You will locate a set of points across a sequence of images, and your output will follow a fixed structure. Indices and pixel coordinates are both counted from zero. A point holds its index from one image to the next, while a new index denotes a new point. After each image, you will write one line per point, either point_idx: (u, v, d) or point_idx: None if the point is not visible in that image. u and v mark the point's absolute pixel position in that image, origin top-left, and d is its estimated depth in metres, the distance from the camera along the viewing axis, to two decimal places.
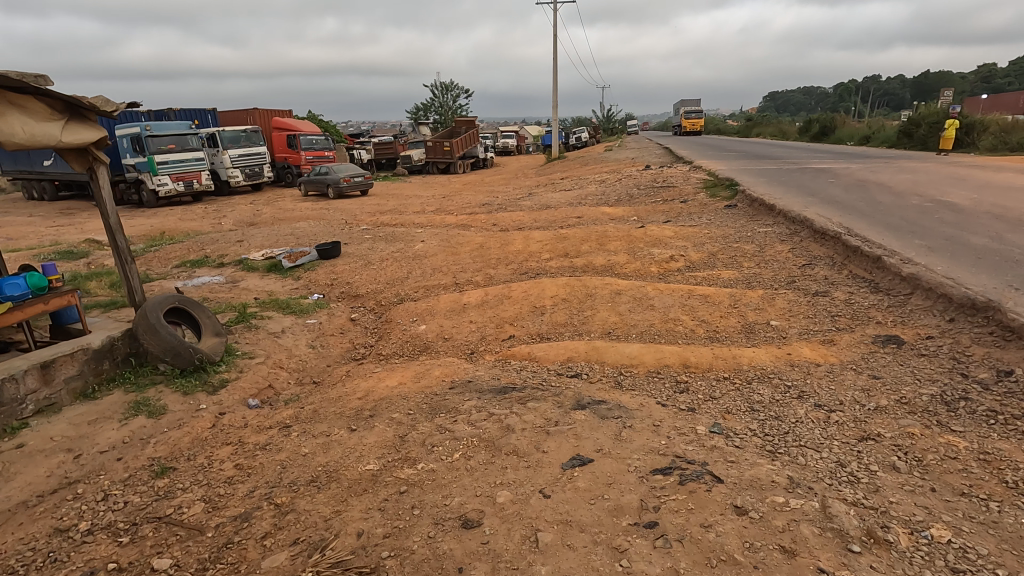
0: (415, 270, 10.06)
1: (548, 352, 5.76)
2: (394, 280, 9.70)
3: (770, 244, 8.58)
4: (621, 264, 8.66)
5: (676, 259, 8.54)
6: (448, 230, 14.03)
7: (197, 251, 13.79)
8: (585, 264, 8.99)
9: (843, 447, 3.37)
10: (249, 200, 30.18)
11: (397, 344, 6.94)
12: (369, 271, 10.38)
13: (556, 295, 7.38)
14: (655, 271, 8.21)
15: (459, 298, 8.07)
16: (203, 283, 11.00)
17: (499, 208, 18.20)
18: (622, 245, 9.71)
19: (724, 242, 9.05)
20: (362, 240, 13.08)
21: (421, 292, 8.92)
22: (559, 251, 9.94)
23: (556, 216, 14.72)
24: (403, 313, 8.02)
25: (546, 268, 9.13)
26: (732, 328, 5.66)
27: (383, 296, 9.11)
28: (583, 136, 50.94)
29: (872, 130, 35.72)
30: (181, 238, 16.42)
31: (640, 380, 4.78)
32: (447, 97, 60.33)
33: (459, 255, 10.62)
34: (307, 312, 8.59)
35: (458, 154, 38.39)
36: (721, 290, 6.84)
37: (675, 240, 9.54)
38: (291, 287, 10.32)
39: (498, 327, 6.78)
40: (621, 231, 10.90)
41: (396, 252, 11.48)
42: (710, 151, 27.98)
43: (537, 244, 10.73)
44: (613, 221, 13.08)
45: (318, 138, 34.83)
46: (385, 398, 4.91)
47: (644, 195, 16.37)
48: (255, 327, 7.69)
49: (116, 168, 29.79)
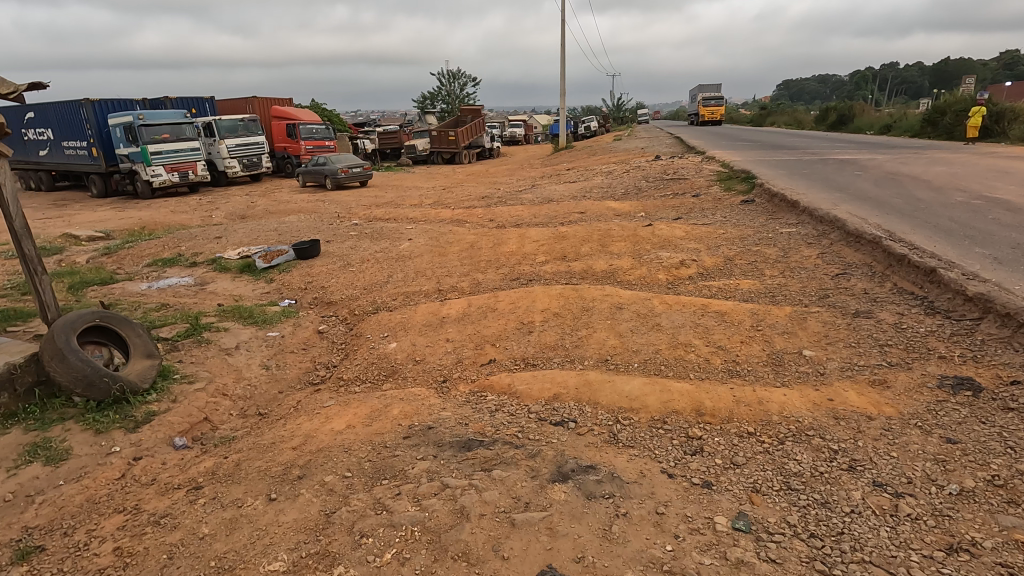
0: (397, 274, 9.11)
1: (532, 385, 4.77)
2: (373, 286, 8.74)
3: (796, 248, 7.51)
4: (624, 270, 7.64)
5: (688, 264, 7.50)
6: (441, 227, 13.03)
7: (172, 248, 12.92)
8: (584, 269, 7.97)
9: (925, 566, 2.37)
10: (246, 191, 29.29)
11: (362, 366, 5.98)
12: (346, 275, 9.43)
13: (547, 309, 6.39)
14: (664, 280, 7.17)
15: (438, 310, 7.09)
16: (170, 285, 10.11)
17: (499, 202, 17.15)
18: (626, 247, 8.67)
19: (742, 246, 7.98)
20: (347, 237, 12.13)
21: (399, 301, 7.96)
22: (556, 254, 8.92)
23: (558, 211, 13.66)
24: (375, 326, 7.06)
25: (540, 273, 8.13)
26: (756, 358, 4.63)
27: (357, 304, 8.14)
28: (592, 125, 49.61)
29: (894, 118, 34.15)
30: (162, 233, 15.59)
31: (640, 432, 3.79)
32: (453, 85, 59.16)
33: (447, 256, 9.64)
34: (270, 323, 7.66)
35: (463, 144, 37.37)
36: (740, 306, 5.80)
37: (686, 242, 8.46)
38: (261, 291, 9.39)
39: (477, 348, 5.80)
40: (626, 230, 9.84)
41: (380, 251, 10.53)
42: (724, 140, 26.65)
43: (532, 244, 9.70)
44: (618, 218, 11.99)
45: (318, 128, 33.66)
46: (325, 450, 3.95)
47: (653, 188, 15.23)
48: (204, 343, 6.76)
49: (111, 158, 29.03)
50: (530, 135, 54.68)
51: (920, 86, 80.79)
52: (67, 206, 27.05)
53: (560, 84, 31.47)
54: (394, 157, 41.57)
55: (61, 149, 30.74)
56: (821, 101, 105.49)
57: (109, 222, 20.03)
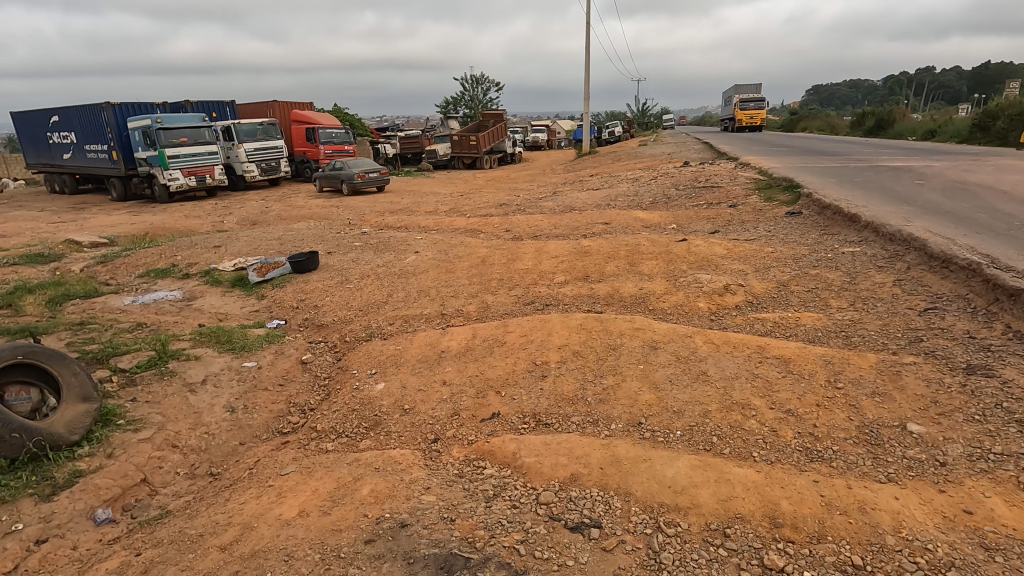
0: (399, 292, 8.14)
1: (543, 457, 3.68)
2: (370, 306, 7.77)
3: (863, 273, 6.29)
4: (657, 296, 6.52)
5: (733, 291, 6.35)
6: (453, 238, 12.05)
7: (170, 257, 12.19)
8: (609, 292, 6.86)
9: None
10: (262, 196, 28.85)
11: (341, 414, 4.97)
12: (343, 292, 8.49)
13: (565, 345, 5.30)
14: (705, 310, 6.02)
15: (438, 340, 6.08)
16: (156, 300, 9.32)
17: (517, 210, 16.09)
18: (659, 267, 7.53)
19: (797, 268, 6.78)
20: (351, 248, 11.22)
21: (398, 326, 6.97)
22: (576, 273, 7.83)
23: (579, 221, 12.56)
24: (365, 359, 6.07)
25: (557, 296, 7.07)
26: (843, 432, 3.47)
27: (350, 329, 7.17)
28: (616, 130, 48.44)
29: (938, 122, 32.26)
30: (165, 239, 14.93)
31: (692, 554, 2.68)
32: (477, 90, 58.68)
33: (455, 273, 8.64)
34: (249, 349, 6.74)
35: (484, 149, 36.57)
36: (808, 349, 4.62)
37: (729, 262, 7.29)
38: (250, 310, 8.51)
39: (479, 396, 4.74)
40: (657, 245, 8.71)
41: (383, 265, 9.59)
42: (755, 146, 25.34)
43: (551, 260, 8.62)
44: (646, 230, 10.84)
45: (336, 131, 33.06)
46: (260, 559, 2.92)
47: (684, 197, 14.03)
48: (166, 376, 5.84)
49: (130, 162, 28.92)
50: (553, 140, 53.58)
51: (959, 91, 77.50)
52: (85, 210, 26.91)
53: (585, 87, 30.29)
54: (415, 162, 40.97)
55: (83, 152, 30.79)
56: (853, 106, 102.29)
57: (120, 227, 19.56)
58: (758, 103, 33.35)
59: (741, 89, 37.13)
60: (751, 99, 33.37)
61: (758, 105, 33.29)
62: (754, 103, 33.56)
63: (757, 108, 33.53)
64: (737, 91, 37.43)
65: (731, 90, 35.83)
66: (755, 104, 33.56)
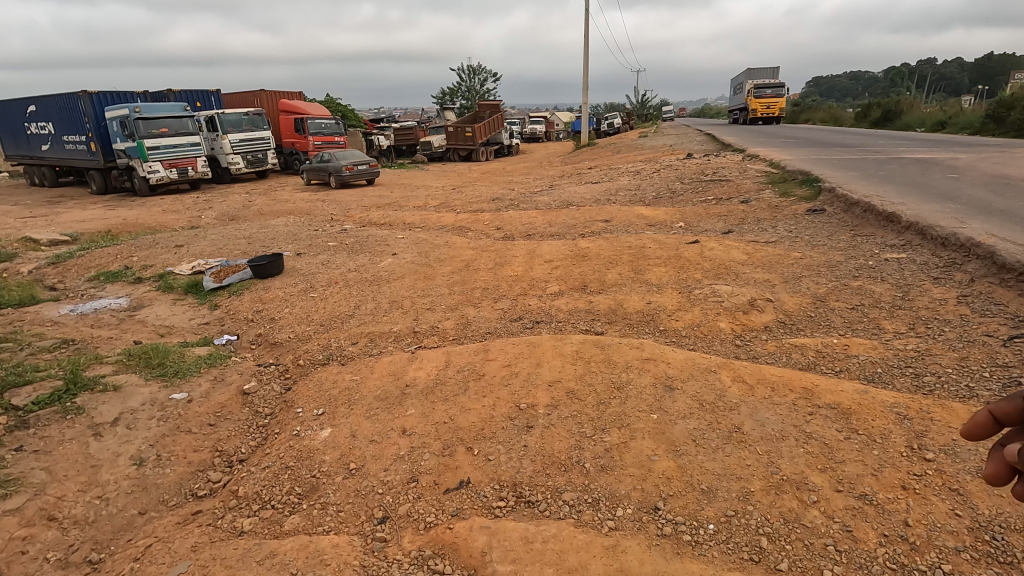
0: (369, 303, 7.07)
1: (522, 566, 2.63)
2: (334, 320, 6.71)
3: (918, 287, 5.22)
4: (669, 313, 5.46)
5: (760, 307, 5.28)
6: (438, 237, 10.99)
7: (127, 257, 11.09)
8: (611, 307, 5.79)
9: None
10: (246, 189, 27.68)
11: (272, 472, 3.90)
12: (305, 301, 7.41)
13: (558, 382, 4.22)
14: (727, 333, 4.96)
15: (403, 370, 5.00)
16: (97, 309, 8.24)
17: (510, 206, 14.93)
18: (668, 274, 6.47)
19: (834, 279, 5.72)
20: (324, 249, 10.13)
21: (361, 348, 5.90)
22: (572, 282, 6.76)
23: (577, 218, 11.50)
24: (316, 391, 5.01)
25: (548, 310, 6.01)
26: (951, 540, 2.43)
27: (306, 349, 6.11)
28: (616, 122, 47.31)
29: (948, 114, 31.17)
30: (130, 236, 13.82)
31: None
32: (474, 81, 57.50)
33: (436, 279, 7.57)
34: (182, 375, 5.67)
35: (480, 140, 35.40)
36: (872, 395, 3.56)
37: (751, 271, 6.23)
38: (199, 323, 7.46)
39: (444, 454, 3.67)
40: (665, 248, 7.65)
41: (356, 269, 8.51)
42: (760, 137, 24.22)
43: (544, 265, 7.55)
44: (651, 229, 9.78)
45: (326, 122, 31.79)
46: None
47: (690, 191, 12.95)
48: (69, 415, 4.78)
49: (109, 154, 27.70)
50: (551, 131, 52.23)
51: (962, 83, 76.13)
52: (61, 204, 25.73)
53: (583, 78, 29.04)
54: (409, 153, 39.83)
55: (61, 143, 29.56)
56: (855, 98, 101.18)
57: (91, 223, 18.44)
58: (774, 89, 30.71)
59: (755, 75, 34.72)
60: (767, 86, 30.63)
61: (775, 92, 30.36)
62: (771, 89, 30.75)
63: (773, 96, 30.67)
64: (748, 78, 35.29)
65: (743, 75, 33.39)
66: (771, 91, 30.71)
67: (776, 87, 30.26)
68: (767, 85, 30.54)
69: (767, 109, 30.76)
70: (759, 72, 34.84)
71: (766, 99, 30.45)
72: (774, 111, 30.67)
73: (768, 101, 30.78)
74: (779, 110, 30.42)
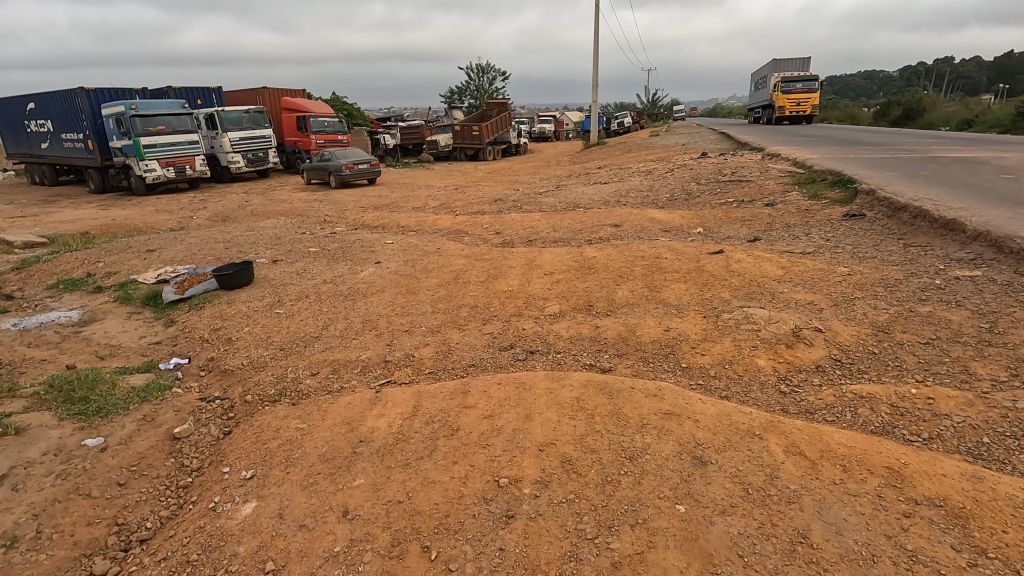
0: (340, 322, 6.11)
1: None
2: (296, 343, 5.74)
3: (1009, 316, 4.14)
4: (692, 345, 4.44)
5: (808, 339, 4.25)
6: (432, 242, 10.05)
7: (95, 262, 10.22)
8: (622, 334, 4.78)
9: None
10: (245, 188, 26.90)
11: (168, 567, 2.95)
12: (269, 319, 6.47)
13: (551, 446, 3.22)
14: (768, 374, 3.94)
15: (361, 416, 4.01)
16: (43, 324, 7.36)
17: (512, 208, 13.88)
18: (688, 293, 5.46)
19: (895, 301, 4.66)
20: (304, 255, 9.21)
21: (320, 381, 4.92)
22: (575, 300, 5.73)
23: (584, 222, 10.51)
24: (252, 441, 4.03)
25: (544, 337, 5.00)
26: None
27: (258, 381, 5.16)
28: (626, 121, 46.29)
29: (974, 112, 29.87)
30: (108, 239, 13.01)
31: None
32: (483, 80, 56.79)
33: (419, 294, 6.58)
34: (106, 413, 4.74)
35: (487, 139, 34.49)
36: (991, 488, 2.53)
37: (790, 289, 5.19)
38: (149, 343, 6.53)
39: (393, 556, 2.69)
40: (684, 259, 6.63)
41: (333, 279, 7.56)
42: (779, 136, 22.96)
43: (543, 279, 6.54)
44: (666, 235, 8.78)
45: (329, 120, 30.91)
46: None
47: (708, 193, 11.91)
48: None
49: (106, 152, 27.03)
50: (560, 131, 51.35)
51: (981, 83, 74.19)
52: (56, 204, 25.05)
53: (593, 77, 27.94)
54: (415, 152, 38.92)
55: (59, 142, 28.97)
56: (871, 97, 99.24)
57: (75, 223, 17.64)
58: (805, 83, 27.03)
59: (782, 67, 31.18)
60: (797, 78, 26.90)
61: (808, 86, 26.63)
62: (802, 83, 26.96)
63: (804, 90, 26.96)
64: (774, 70, 31.67)
65: (765, 69, 31.22)
66: (802, 85, 26.95)
67: (807, 78, 26.66)
68: (797, 78, 26.81)
69: (797, 106, 27.01)
70: (786, 63, 31.23)
71: (796, 94, 26.64)
72: (805, 108, 27.01)
73: (798, 96, 27.00)
74: (811, 106, 26.79)
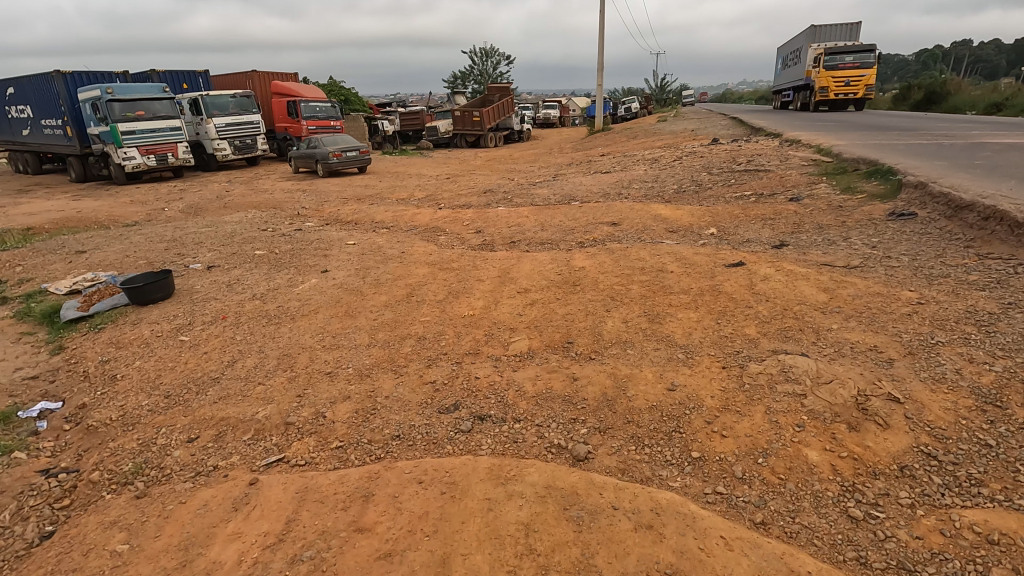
0: (251, 357, 4.76)
1: None
2: (185, 390, 4.39)
3: None
4: (709, 420, 3.05)
5: (881, 416, 2.85)
6: (401, 243, 8.68)
7: (18, 264, 8.92)
8: (607, 394, 3.41)
9: None
10: (230, 177, 25.59)
11: None
12: (169, 349, 5.12)
13: None
14: (824, 478, 2.57)
15: (209, 537, 2.66)
16: None
17: (501, 201, 12.43)
18: (700, 328, 4.07)
19: (1004, 354, 3.22)
20: (247, 260, 7.87)
21: (191, 454, 3.58)
22: (550, 333, 4.36)
23: (578, 219, 9.10)
24: (48, 570, 2.70)
25: (501, 395, 3.61)
26: None
27: (118, 447, 3.81)
28: (633, 107, 44.40)
29: (1009, 95, 27.73)
30: (52, 235, 11.71)
31: None
32: (487, 63, 54.87)
33: (358, 318, 5.20)
34: None
35: (489, 126, 32.84)
36: None
37: (841, 327, 3.78)
38: (22, 376, 5.22)
39: None
40: (694, 273, 5.21)
41: (266, 293, 6.23)
42: (796, 122, 21.16)
43: (515, 299, 5.16)
44: (671, 237, 7.40)
45: (321, 105, 29.29)
46: None
47: (721, 184, 10.49)
48: None
49: (85, 139, 25.65)
50: (565, 116, 49.48)
51: (1001, 67, 71.13)
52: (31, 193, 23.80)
53: (597, 59, 26.15)
54: (414, 139, 37.45)
55: (38, 127, 27.65)
56: (887, 82, 96.10)
57: (37, 215, 16.33)
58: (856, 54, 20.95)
59: (820, 37, 25.00)
60: (844, 50, 21.06)
61: (859, 58, 20.64)
62: (851, 55, 20.90)
63: (854, 65, 20.94)
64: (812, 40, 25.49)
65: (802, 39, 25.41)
66: (851, 57, 21.03)
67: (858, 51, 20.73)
68: (846, 49, 20.94)
69: (844, 85, 21.16)
70: (827, 30, 24.85)
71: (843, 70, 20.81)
72: (856, 88, 21.12)
73: (846, 73, 21.14)
74: (864, 86, 20.97)
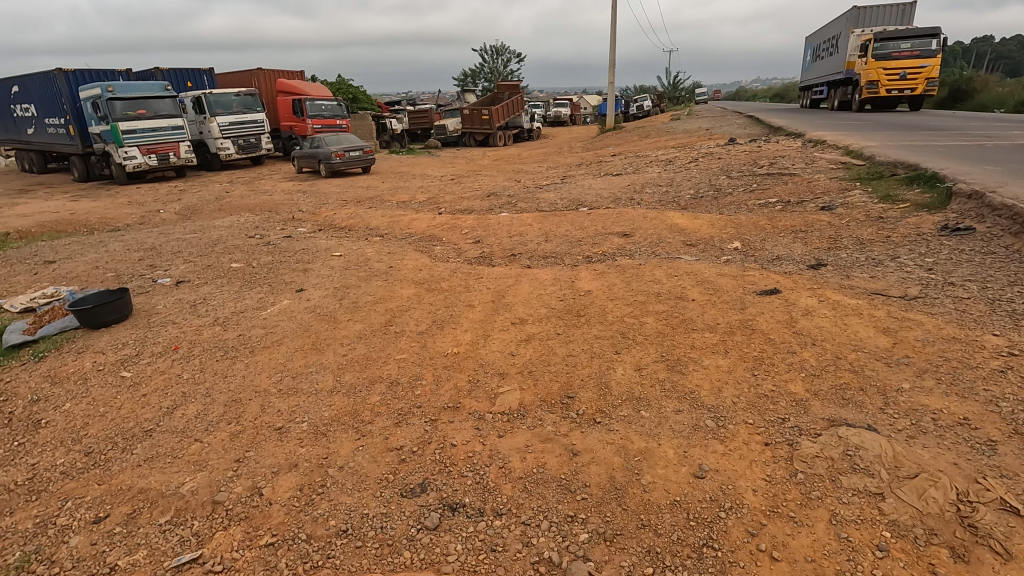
0: (194, 402, 4.03)
1: None
2: (109, 446, 3.66)
3: None
4: (754, 532, 2.25)
5: (1003, 542, 2.04)
6: (392, 254, 7.95)
7: None
8: (614, 480, 2.63)
9: None
10: (232, 177, 25.03)
11: None
12: (105, 389, 4.40)
13: None
14: None
15: None
16: None
17: (505, 206, 11.66)
18: (732, 382, 3.27)
19: None
20: (221, 274, 7.18)
21: (90, 544, 2.84)
22: (546, 382, 3.58)
23: (585, 228, 8.31)
24: None
25: (480, 474, 2.84)
26: None
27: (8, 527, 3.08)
28: (645, 105, 43.33)
29: None
30: (31, 240, 11.13)
31: None
32: (497, 60, 54.00)
33: (325, 354, 4.45)
34: None
35: (498, 124, 32.03)
36: None
37: (916, 388, 2.96)
38: None
39: None
40: (720, 303, 4.40)
41: (230, 316, 5.51)
42: (817, 121, 20.15)
43: (508, 333, 4.39)
44: (689, 252, 6.60)
45: (326, 103, 28.65)
46: None
47: (742, 189, 9.64)
48: None
49: (86, 138, 25.24)
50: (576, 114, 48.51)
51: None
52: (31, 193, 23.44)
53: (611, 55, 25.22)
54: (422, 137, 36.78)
55: (40, 126, 27.32)
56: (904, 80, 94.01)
57: (29, 217, 15.82)
58: (915, 41, 19.36)
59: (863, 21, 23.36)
60: (898, 36, 19.56)
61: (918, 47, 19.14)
62: (909, 44, 19.32)
63: (912, 53, 19.35)
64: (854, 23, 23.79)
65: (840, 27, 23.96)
66: (908, 44, 19.43)
67: (918, 39, 19.22)
68: (902, 36, 19.39)
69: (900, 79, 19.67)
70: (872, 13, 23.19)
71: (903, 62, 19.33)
72: (914, 82, 19.63)
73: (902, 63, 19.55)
74: (925, 79, 19.60)
